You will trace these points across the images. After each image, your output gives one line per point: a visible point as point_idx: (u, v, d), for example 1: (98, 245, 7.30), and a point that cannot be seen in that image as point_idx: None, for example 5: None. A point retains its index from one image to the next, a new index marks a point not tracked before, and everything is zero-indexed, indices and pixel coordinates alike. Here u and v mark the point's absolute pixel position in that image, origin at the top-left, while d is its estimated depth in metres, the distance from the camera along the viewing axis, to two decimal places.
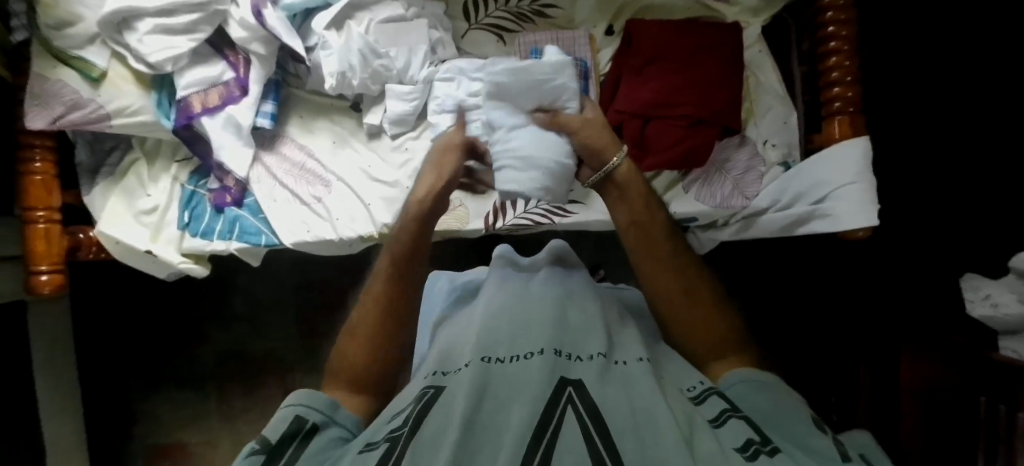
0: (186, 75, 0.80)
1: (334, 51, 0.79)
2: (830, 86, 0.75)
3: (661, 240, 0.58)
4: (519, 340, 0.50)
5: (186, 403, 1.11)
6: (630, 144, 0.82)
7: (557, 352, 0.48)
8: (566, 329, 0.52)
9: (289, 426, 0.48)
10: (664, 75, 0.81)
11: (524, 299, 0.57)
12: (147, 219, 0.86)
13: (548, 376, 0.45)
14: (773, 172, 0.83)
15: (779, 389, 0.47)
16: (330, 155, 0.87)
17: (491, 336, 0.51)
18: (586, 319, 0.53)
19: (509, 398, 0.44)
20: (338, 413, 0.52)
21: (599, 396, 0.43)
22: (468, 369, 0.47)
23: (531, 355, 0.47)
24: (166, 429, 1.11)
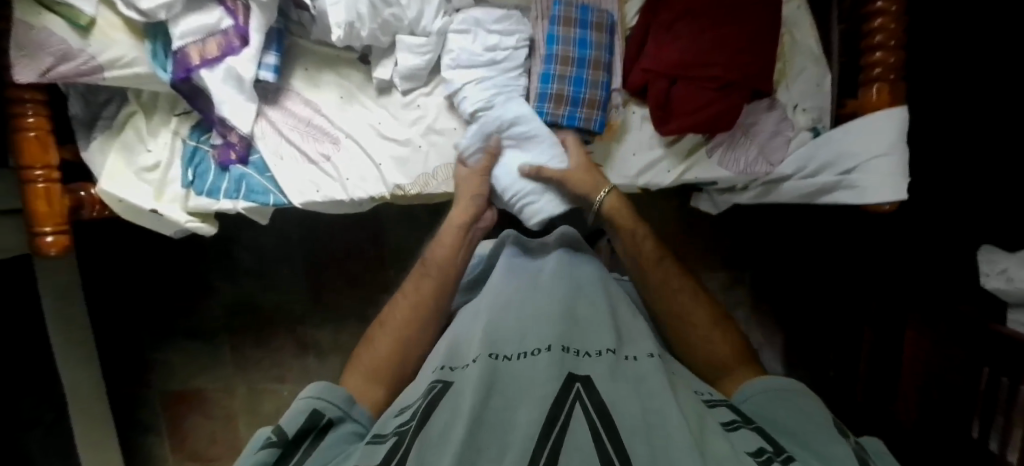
0: (181, 24, 0.74)
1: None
2: (872, 50, 0.70)
3: (663, 267, 0.69)
4: (527, 337, 0.52)
5: (201, 352, 1.13)
6: (654, 106, 0.78)
7: (565, 349, 0.50)
8: (573, 326, 0.54)
9: (305, 421, 0.52)
10: (696, 32, 0.75)
11: (533, 297, 0.59)
12: (149, 176, 0.83)
13: (556, 371, 0.47)
14: (800, 137, 0.80)
15: (795, 397, 0.54)
16: (338, 110, 0.82)
17: (500, 332, 0.53)
18: (593, 317, 0.56)
19: (518, 393, 0.45)
20: (353, 410, 0.56)
21: (606, 393, 0.45)
22: (476, 365, 0.48)
23: (538, 352, 0.50)
24: (183, 376, 1.14)
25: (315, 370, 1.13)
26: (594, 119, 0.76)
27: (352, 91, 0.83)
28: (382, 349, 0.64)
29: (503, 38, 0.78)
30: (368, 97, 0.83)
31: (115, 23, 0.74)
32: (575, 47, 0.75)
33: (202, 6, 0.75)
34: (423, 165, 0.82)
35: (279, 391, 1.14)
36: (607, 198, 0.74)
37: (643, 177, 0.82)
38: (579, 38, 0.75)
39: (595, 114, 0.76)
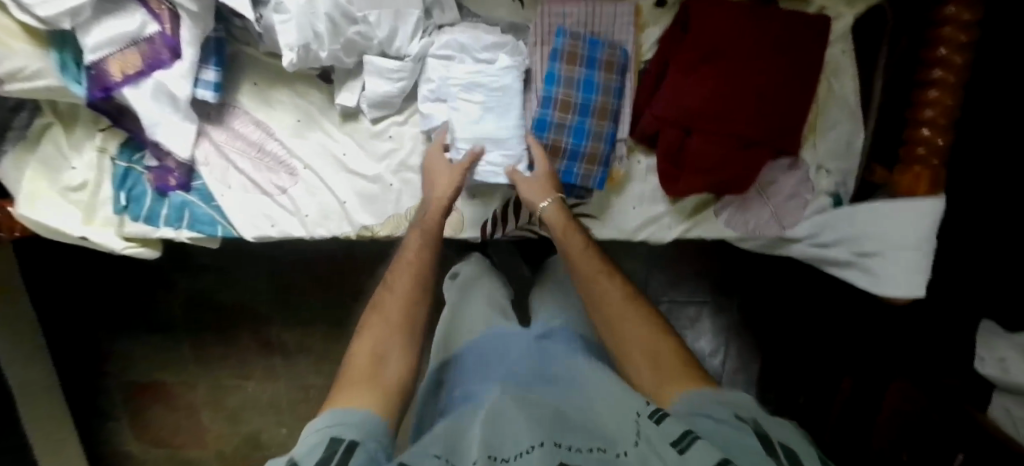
0: (93, 33, 0.60)
1: (292, 17, 0.59)
2: (918, 125, 0.61)
3: (620, 298, 0.57)
4: (518, 430, 0.41)
5: (158, 346, 1.07)
6: (663, 158, 0.68)
7: (558, 445, 0.39)
8: (571, 420, 0.43)
9: (322, 452, 0.39)
10: (720, 80, 0.64)
11: (527, 394, 0.48)
12: (77, 196, 0.72)
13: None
14: (820, 201, 0.71)
15: (733, 402, 0.42)
16: (295, 136, 0.70)
17: (490, 430, 0.42)
18: (594, 411, 0.45)
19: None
20: (375, 432, 0.42)
21: None
22: None
23: (529, 449, 0.38)
24: (140, 368, 1.08)
25: (281, 372, 1.07)
26: (593, 176, 0.66)
27: (314, 113, 0.70)
28: (393, 314, 0.54)
29: (493, 69, 0.64)
30: (331, 120, 0.71)
31: (7, 28, 0.59)
32: (578, 91, 0.63)
33: (120, 8, 0.61)
34: (394, 205, 0.71)
35: (243, 388, 1.09)
36: (549, 211, 0.62)
37: (642, 232, 0.72)
38: (583, 79, 0.63)
39: (595, 170, 0.66)
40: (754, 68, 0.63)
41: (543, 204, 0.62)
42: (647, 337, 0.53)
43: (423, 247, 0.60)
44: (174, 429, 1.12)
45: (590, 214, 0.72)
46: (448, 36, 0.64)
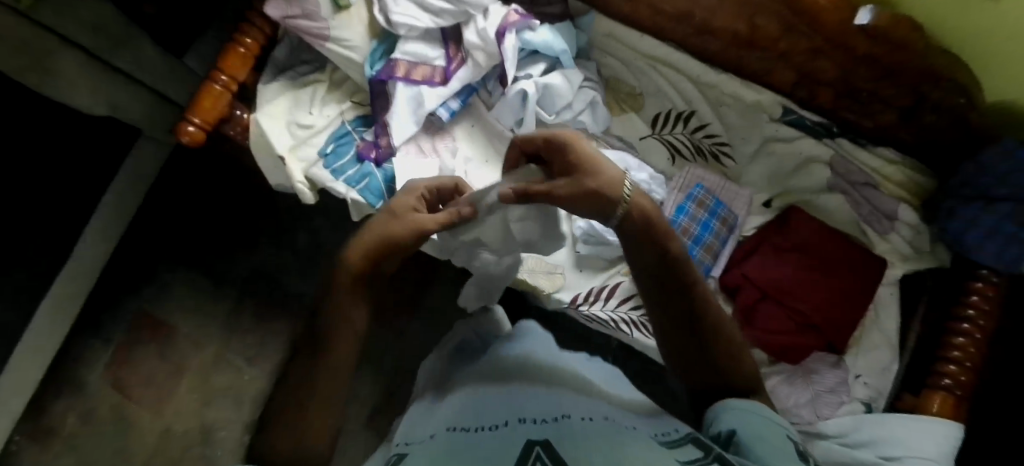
0: (409, 44, 0.85)
1: (542, 88, 0.84)
2: (946, 361, 0.76)
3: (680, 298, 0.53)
4: (486, 415, 0.49)
5: (199, 295, 1.19)
6: (739, 311, 0.84)
7: (519, 420, 0.46)
8: (544, 406, 0.49)
9: None
10: (799, 268, 0.83)
11: (508, 397, 0.53)
12: (299, 131, 0.90)
13: (517, 442, 0.42)
14: (853, 405, 0.83)
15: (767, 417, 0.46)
16: (475, 167, 0.90)
17: (453, 415, 0.52)
18: (571, 402, 0.50)
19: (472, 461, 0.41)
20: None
21: (570, 451, 0.39)
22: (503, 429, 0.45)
23: (496, 425, 0.46)
24: (171, 307, 1.18)
25: None
26: None
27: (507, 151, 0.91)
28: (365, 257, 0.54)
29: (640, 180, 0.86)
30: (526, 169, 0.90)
31: (363, 18, 0.86)
32: (698, 227, 0.84)
33: (431, 43, 0.87)
34: None
35: (241, 369, 1.17)
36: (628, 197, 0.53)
37: None
38: (704, 221, 0.84)
39: None
40: (826, 272, 0.83)
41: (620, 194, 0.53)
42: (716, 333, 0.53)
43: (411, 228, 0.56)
44: (161, 374, 1.17)
45: None
46: (617, 154, 0.88)
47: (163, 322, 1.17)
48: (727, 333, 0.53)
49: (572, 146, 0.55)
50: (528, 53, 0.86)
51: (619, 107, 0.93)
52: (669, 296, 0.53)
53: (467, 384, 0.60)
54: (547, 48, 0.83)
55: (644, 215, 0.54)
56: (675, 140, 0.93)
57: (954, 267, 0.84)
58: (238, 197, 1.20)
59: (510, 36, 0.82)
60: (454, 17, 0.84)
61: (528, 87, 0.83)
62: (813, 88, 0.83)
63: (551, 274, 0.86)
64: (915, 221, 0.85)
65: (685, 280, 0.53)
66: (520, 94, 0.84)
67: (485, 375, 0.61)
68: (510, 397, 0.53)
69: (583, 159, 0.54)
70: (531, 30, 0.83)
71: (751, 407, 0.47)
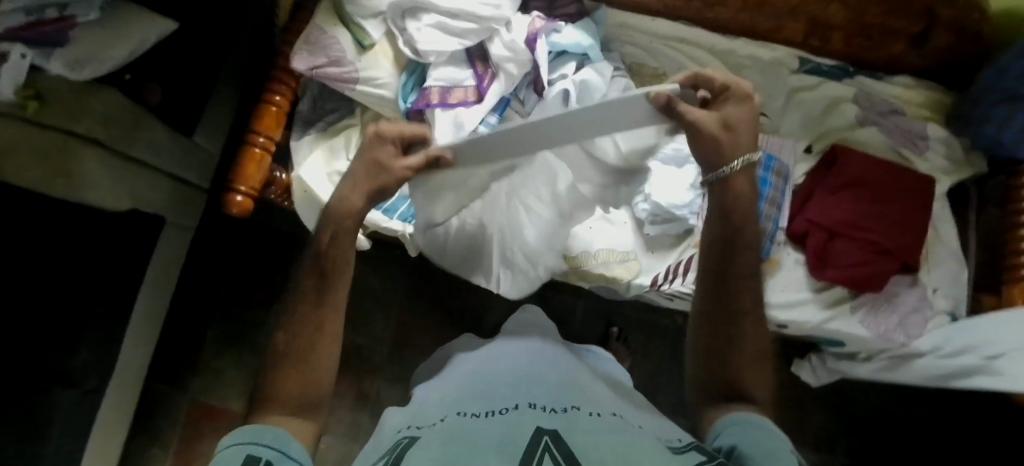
0: (440, 71, 0.86)
1: (580, 84, 0.85)
2: (1016, 254, 0.81)
3: (728, 292, 0.57)
4: (497, 397, 0.50)
5: (254, 370, 1.13)
6: (812, 254, 0.86)
7: (530, 405, 0.47)
8: (555, 394, 0.50)
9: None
10: (858, 202, 0.86)
11: (524, 381, 0.54)
12: (341, 180, 0.89)
13: (523, 430, 0.42)
14: (939, 318, 0.87)
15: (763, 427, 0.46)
16: None
17: (464, 401, 0.51)
18: (574, 391, 0.52)
19: (487, 443, 0.40)
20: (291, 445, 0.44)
21: (576, 445, 0.39)
22: (516, 410, 0.45)
23: (507, 409, 0.46)
24: (226, 390, 1.13)
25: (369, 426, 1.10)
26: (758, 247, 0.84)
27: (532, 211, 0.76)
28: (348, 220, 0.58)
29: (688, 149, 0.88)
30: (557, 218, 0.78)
31: (387, 53, 0.86)
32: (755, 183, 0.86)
33: (459, 65, 0.88)
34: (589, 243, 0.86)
35: None
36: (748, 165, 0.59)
37: (783, 312, 0.86)
38: (760, 177, 0.86)
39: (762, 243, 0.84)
40: (883, 200, 0.87)
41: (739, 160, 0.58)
42: (730, 337, 0.55)
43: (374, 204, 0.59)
44: None
45: None
46: None
47: (222, 411, 1.12)
48: (744, 348, 0.55)
49: (741, 101, 0.57)
50: (556, 54, 0.88)
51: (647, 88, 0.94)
52: (713, 286, 0.58)
53: (471, 371, 0.61)
54: (574, 46, 0.86)
55: (738, 210, 0.59)
56: None
57: (994, 170, 0.89)
58: (270, 265, 1.16)
59: (541, 41, 0.85)
60: (479, 36, 0.85)
61: (568, 85, 0.84)
62: (825, 34, 0.90)
63: (626, 262, 0.87)
64: (945, 135, 0.91)
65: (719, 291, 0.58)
66: (561, 95, 0.85)
67: (484, 366, 0.61)
68: (522, 379, 0.54)
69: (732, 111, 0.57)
70: (557, 32, 0.86)
71: (763, 429, 0.46)
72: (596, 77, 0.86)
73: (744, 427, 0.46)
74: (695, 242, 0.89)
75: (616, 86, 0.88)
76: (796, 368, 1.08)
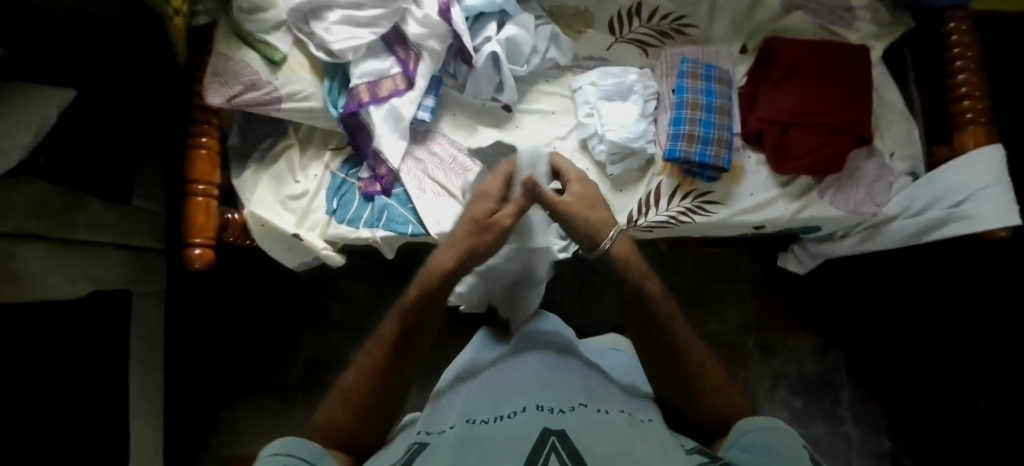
0: (361, 66, 0.83)
1: (504, 41, 0.83)
2: (959, 99, 0.83)
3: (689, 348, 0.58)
4: (504, 403, 0.55)
5: (268, 413, 1.11)
6: (769, 151, 0.87)
7: (539, 407, 0.53)
8: (555, 390, 0.57)
9: None
10: (802, 88, 0.87)
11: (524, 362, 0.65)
12: (295, 204, 0.86)
13: (533, 431, 0.49)
14: (901, 180, 0.89)
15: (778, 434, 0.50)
16: (479, 150, 0.89)
17: (475, 405, 0.57)
18: (568, 374, 0.60)
19: (489, 453, 0.47)
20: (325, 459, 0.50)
21: (580, 445, 0.47)
22: (523, 413, 0.52)
23: (513, 414, 0.53)
24: (245, 440, 1.10)
25: None
26: (722, 157, 0.83)
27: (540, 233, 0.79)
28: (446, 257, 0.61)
29: (625, 78, 0.87)
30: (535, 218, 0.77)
31: (303, 63, 0.82)
32: (702, 96, 0.85)
33: (380, 55, 0.84)
34: None
35: None
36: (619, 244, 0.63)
37: (758, 213, 0.87)
38: (705, 89, 0.85)
39: (723, 152, 0.83)
40: (827, 80, 0.87)
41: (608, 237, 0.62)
42: (716, 378, 0.57)
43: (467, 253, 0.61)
44: None
45: (717, 200, 0.87)
46: (597, 71, 0.88)
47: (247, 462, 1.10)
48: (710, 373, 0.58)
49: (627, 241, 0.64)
50: (474, 18, 0.85)
51: (572, 30, 0.93)
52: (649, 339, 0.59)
53: (487, 377, 0.63)
54: (488, 6, 0.83)
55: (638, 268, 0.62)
56: (641, 34, 0.93)
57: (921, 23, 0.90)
58: (252, 305, 1.13)
59: (454, 9, 0.82)
60: (390, 19, 0.82)
61: (495, 46, 0.82)
62: None
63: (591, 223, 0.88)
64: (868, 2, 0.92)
65: (651, 343, 0.59)
66: (490, 58, 0.83)
67: (507, 361, 0.66)
68: (542, 379, 0.59)
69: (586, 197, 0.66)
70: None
71: (779, 433, 0.50)
72: (521, 31, 0.84)
73: (760, 433, 0.50)
74: (659, 169, 0.88)
75: (545, 36, 0.87)
76: (782, 262, 1.12)
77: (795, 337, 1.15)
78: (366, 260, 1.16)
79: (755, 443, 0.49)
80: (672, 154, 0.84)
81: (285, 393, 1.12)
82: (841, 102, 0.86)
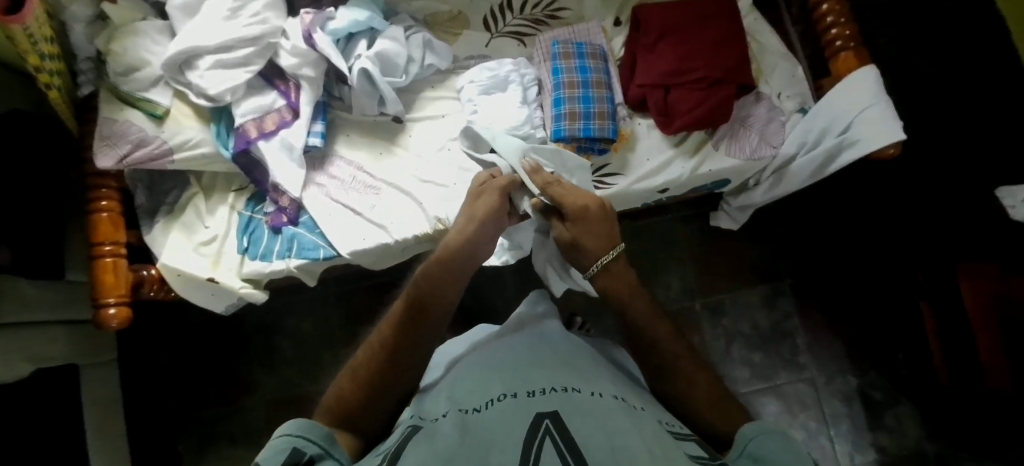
0: (243, 105, 0.85)
1: (375, 55, 0.85)
2: (828, 29, 0.84)
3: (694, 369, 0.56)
4: (492, 387, 0.50)
5: (238, 461, 1.12)
6: (656, 114, 0.89)
7: (527, 392, 0.47)
8: (546, 374, 0.52)
9: (285, 459, 0.43)
10: (675, 47, 0.89)
11: (504, 347, 0.61)
12: (207, 249, 0.87)
13: (524, 416, 0.43)
14: (793, 118, 0.90)
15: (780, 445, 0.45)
16: (376, 164, 0.91)
17: (466, 391, 0.51)
18: (559, 358, 0.56)
19: (488, 440, 0.41)
20: (335, 446, 0.46)
21: (576, 429, 0.41)
22: (511, 399, 0.47)
23: (503, 398, 0.47)
24: None
25: None
26: (606, 128, 0.86)
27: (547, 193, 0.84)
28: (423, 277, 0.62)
29: (501, 70, 0.90)
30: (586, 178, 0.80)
31: (186, 111, 0.84)
32: (577, 74, 0.88)
33: (261, 92, 0.87)
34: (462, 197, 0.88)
35: None
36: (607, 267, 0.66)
37: (659, 176, 0.88)
38: (579, 66, 0.89)
39: (607, 123, 0.86)
40: (697, 34, 0.89)
41: (608, 253, 0.66)
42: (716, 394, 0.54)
43: (430, 276, 0.62)
44: None
45: (616, 172, 0.89)
46: (476, 69, 0.92)
47: None
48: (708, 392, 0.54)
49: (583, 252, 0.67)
50: (345, 40, 0.88)
51: (450, 33, 0.96)
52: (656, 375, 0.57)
53: (476, 361, 0.58)
54: (355, 26, 0.86)
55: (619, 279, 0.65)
56: (516, 25, 0.96)
57: None
58: (206, 358, 1.15)
59: (318, 34, 0.85)
60: (262, 56, 0.84)
61: (365, 62, 0.84)
62: None
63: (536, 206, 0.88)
64: None
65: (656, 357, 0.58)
66: (364, 73, 0.85)
67: (500, 346, 0.61)
68: (534, 361, 0.55)
69: (584, 230, 0.67)
70: (332, 18, 0.87)
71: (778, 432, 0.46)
72: (394, 44, 0.87)
73: (767, 440, 0.46)
74: None
75: (419, 45, 0.90)
76: (716, 221, 1.10)
77: (742, 294, 1.14)
78: (309, 293, 1.18)
79: (765, 454, 0.45)
80: (558, 134, 0.86)
81: (253, 436, 1.13)
82: (714, 52, 0.87)
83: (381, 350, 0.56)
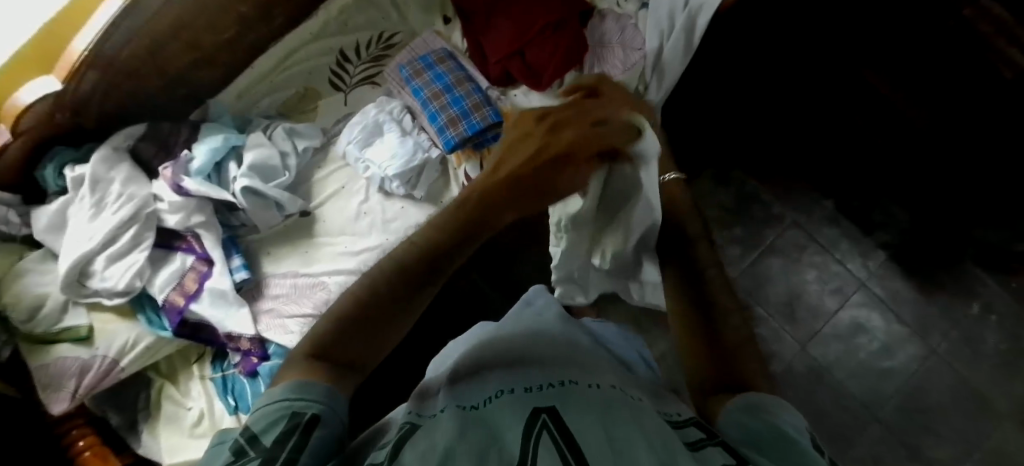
0: (156, 281, 0.83)
1: (249, 168, 0.85)
2: None
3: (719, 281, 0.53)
4: (489, 384, 0.41)
5: None
6: (523, 78, 0.90)
7: (530, 388, 0.39)
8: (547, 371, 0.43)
9: (282, 424, 0.32)
10: (506, 14, 0.91)
11: (494, 344, 0.52)
12: (200, 429, 0.84)
13: (523, 411, 0.35)
14: (640, 15, 0.91)
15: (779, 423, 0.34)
16: (307, 263, 0.90)
17: (465, 387, 0.42)
18: (553, 355, 0.48)
19: (491, 432, 0.32)
20: (340, 401, 0.36)
21: (578, 421, 0.32)
22: (511, 395, 0.38)
23: (501, 394, 0.38)
24: None
25: None
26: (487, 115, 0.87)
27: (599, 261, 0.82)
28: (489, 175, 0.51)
29: (371, 117, 0.91)
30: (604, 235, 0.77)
31: (108, 317, 0.82)
32: (436, 83, 0.90)
33: (167, 260, 0.85)
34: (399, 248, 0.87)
35: None
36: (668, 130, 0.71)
37: None
38: (433, 76, 0.90)
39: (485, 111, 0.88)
40: None
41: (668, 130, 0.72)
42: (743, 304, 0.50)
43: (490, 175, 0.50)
44: None
45: None
46: (347, 129, 0.92)
47: None
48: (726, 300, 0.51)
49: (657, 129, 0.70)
50: (216, 172, 0.88)
51: (307, 112, 0.96)
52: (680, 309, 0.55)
53: (461, 365, 0.48)
54: (216, 155, 0.86)
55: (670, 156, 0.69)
56: (362, 71, 0.97)
57: None
58: None
59: (186, 180, 0.84)
60: (149, 227, 0.83)
61: (243, 180, 0.84)
62: None
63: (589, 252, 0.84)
64: None
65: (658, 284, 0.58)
66: (249, 191, 0.85)
67: (490, 343, 0.52)
68: (533, 361, 0.45)
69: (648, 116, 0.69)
70: (193, 159, 0.86)
71: (780, 421, 0.34)
72: (262, 151, 0.87)
73: (750, 418, 0.35)
74: (456, 161, 0.90)
75: (284, 137, 0.90)
76: None
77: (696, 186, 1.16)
78: None
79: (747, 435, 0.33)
80: (448, 145, 0.87)
81: None
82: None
83: (413, 258, 0.43)
